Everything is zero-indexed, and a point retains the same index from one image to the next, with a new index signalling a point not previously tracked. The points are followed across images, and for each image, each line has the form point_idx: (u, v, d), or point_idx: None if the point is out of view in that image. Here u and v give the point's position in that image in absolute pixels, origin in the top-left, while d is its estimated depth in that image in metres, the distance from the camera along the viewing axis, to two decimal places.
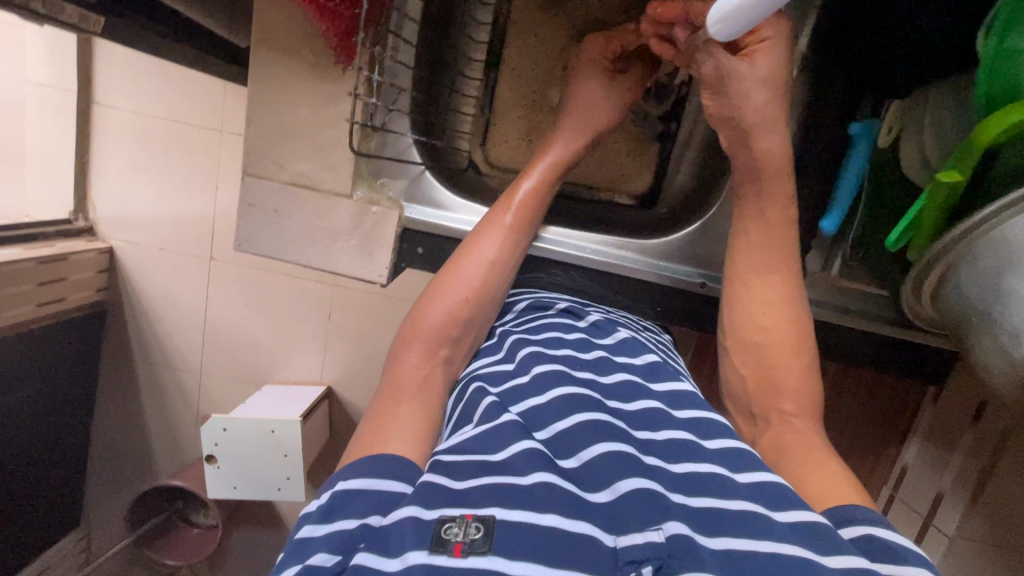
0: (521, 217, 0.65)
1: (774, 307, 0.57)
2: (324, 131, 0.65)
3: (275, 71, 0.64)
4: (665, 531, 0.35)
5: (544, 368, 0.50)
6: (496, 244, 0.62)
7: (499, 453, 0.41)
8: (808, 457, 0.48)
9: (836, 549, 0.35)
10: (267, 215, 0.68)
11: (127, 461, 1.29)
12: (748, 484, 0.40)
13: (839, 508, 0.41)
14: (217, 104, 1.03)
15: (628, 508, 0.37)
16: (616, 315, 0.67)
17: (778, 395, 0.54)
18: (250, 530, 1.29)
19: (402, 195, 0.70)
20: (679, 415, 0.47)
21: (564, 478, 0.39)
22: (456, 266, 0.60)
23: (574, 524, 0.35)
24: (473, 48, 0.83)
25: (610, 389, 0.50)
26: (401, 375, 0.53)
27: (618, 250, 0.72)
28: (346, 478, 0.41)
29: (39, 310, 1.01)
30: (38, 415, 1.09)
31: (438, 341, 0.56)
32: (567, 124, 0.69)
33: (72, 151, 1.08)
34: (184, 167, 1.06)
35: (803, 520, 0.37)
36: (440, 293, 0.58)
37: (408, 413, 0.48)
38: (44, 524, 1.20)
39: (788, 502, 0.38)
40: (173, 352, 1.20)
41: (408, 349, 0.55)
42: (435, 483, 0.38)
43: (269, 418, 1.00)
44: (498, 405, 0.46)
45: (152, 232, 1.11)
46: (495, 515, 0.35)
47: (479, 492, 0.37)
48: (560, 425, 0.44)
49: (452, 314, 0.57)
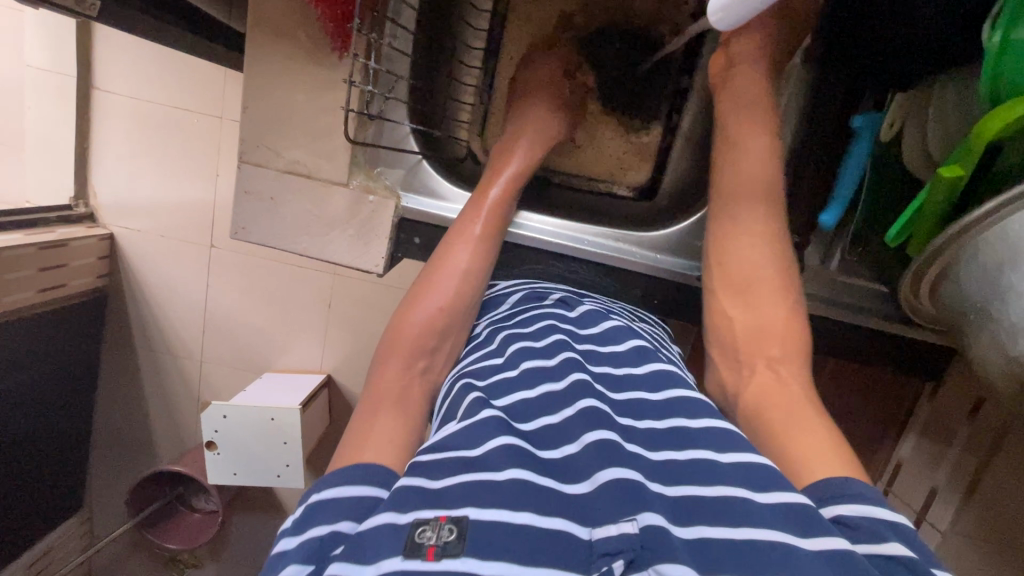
0: (490, 224, 0.65)
1: (757, 248, 0.58)
2: (321, 119, 0.65)
3: (272, 57, 0.63)
4: (638, 522, 0.35)
5: (530, 363, 0.50)
6: (469, 250, 0.62)
7: (474, 449, 0.40)
8: (790, 411, 0.48)
9: (815, 529, 0.35)
10: (264, 203, 0.68)
11: (128, 447, 1.30)
12: (731, 465, 0.40)
13: (817, 484, 0.41)
14: (217, 90, 1.02)
15: (601, 501, 0.37)
16: (614, 307, 0.65)
17: (765, 341, 0.54)
18: (250, 516, 1.30)
19: (398, 184, 0.69)
20: (660, 397, 0.48)
21: (542, 474, 0.39)
22: (430, 276, 0.60)
23: (548, 521, 0.35)
24: (472, 36, 0.82)
25: (599, 376, 0.50)
26: (380, 387, 0.51)
27: (616, 242, 0.72)
28: (318, 490, 0.40)
29: (40, 295, 1.02)
30: (39, 399, 1.10)
31: (419, 347, 0.55)
32: (527, 127, 0.72)
33: (71, 136, 1.07)
34: (183, 153, 1.06)
35: (790, 503, 0.37)
36: (418, 303, 0.58)
37: (384, 423, 0.47)
38: (46, 507, 1.22)
39: (772, 484, 0.38)
40: (173, 339, 1.20)
41: (387, 364, 0.54)
42: (410, 486, 0.38)
43: (268, 406, 1.00)
44: (483, 400, 0.46)
45: (151, 218, 1.11)
46: (468, 515, 0.35)
47: (453, 492, 0.37)
48: (545, 420, 0.45)
49: (429, 322, 0.57)
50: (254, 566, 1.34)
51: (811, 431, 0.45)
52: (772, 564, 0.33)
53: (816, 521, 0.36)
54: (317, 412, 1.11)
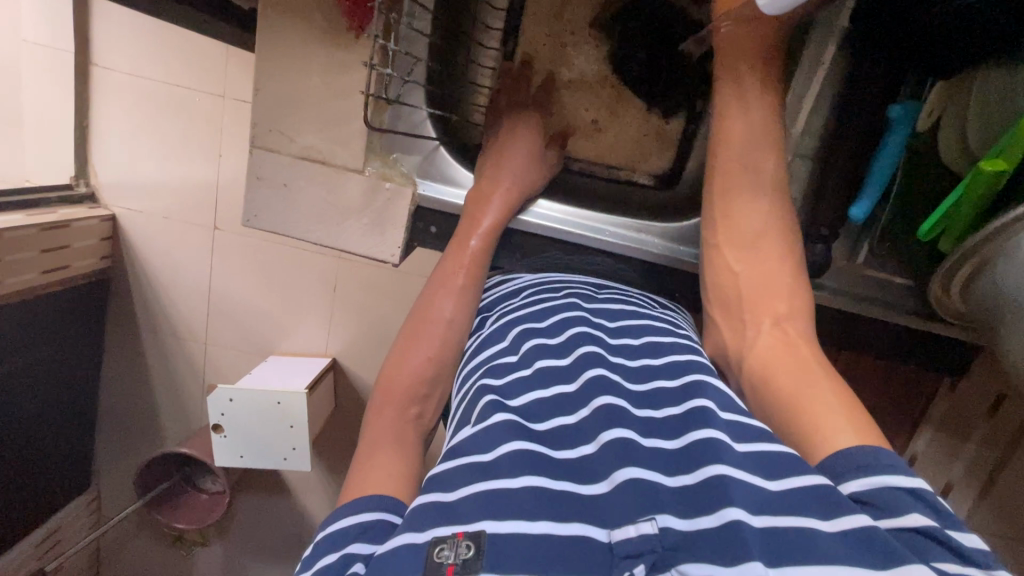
0: (472, 269, 0.63)
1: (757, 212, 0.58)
2: (334, 101, 0.62)
3: (283, 36, 0.61)
4: (658, 522, 0.34)
5: (544, 362, 0.49)
6: (453, 303, 0.61)
7: (488, 454, 0.40)
8: (800, 374, 0.46)
9: (837, 510, 0.33)
10: (275, 190, 0.66)
11: (135, 428, 1.30)
12: (747, 452, 0.38)
13: (831, 455, 0.38)
14: (220, 67, 0.99)
15: (617, 502, 0.36)
16: (632, 293, 0.65)
17: (769, 300, 0.54)
18: (256, 497, 1.31)
19: (415, 171, 0.67)
20: (677, 384, 0.46)
21: (558, 478, 0.38)
22: (417, 331, 0.59)
23: (566, 528, 0.34)
24: (490, 16, 0.80)
25: (619, 367, 0.49)
26: (376, 428, 0.51)
27: (638, 233, 0.71)
28: (324, 528, 0.41)
29: (43, 277, 1.00)
30: (44, 382, 1.09)
31: (415, 389, 0.55)
32: (503, 164, 0.69)
33: (71, 114, 1.05)
34: (186, 132, 1.03)
35: (806, 485, 0.35)
36: (408, 353, 0.58)
37: (383, 460, 0.46)
38: (55, 487, 1.22)
39: (788, 468, 0.37)
40: (178, 322, 1.19)
41: (379, 412, 0.53)
42: (428, 504, 0.37)
43: (275, 389, 0.99)
44: (497, 403, 0.45)
45: (154, 199, 1.09)
46: (485, 529, 0.34)
47: (469, 503, 0.36)
48: (561, 421, 0.43)
49: (419, 372, 0.56)
50: (262, 546, 1.36)
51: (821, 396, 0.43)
52: (798, 551, 0.31)
53: (835, 502, 0.34)
54: (323, 395, 1.10)
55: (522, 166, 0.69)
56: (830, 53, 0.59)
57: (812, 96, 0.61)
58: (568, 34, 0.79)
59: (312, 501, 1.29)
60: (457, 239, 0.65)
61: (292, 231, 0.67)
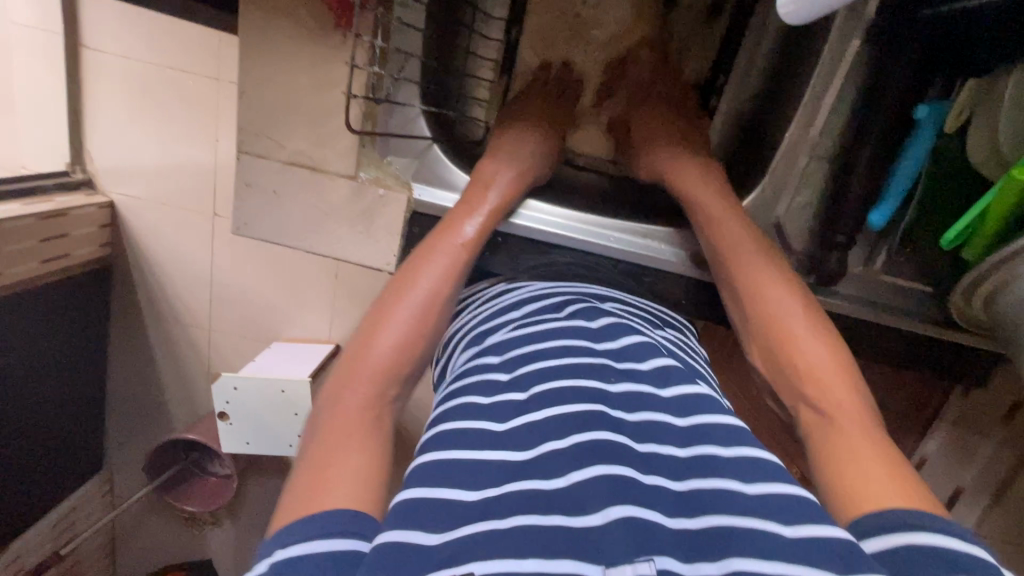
0: (453, 263, 0.58)
1: (779, 286, 0.56)
2: (326, 101, 0.60)
3: (271, 31, 0.57)
4: (657, 563, 0.33)
5: (542, 387, 0.46)
6: (429, 286, 0.56)
7: (473, 492, 0.39)
8: (853, 450, 0.44)
9: (855, 565, 0.33)
10: (267, 197, 0.64)
11: (144, 414, 1.31)
12: (758, 496, 0.38)
13: (877, 514, 0.38)
14: (212, 48, 0.95)
15: (612, 538, 0.35)
16: (635, 304, 0.64)
17: (809, 377, 0.51)
18: (264, 481, 1.32)
19: (410, 176, 0.65)
20: (685, 425, 0.45)
21: (549, 512, 0.37)
22: (387, 313, 0.54)
23: (555, 564, 0.33)
24: (491, 6, 0.79)
25: (618, 399, 0.47)
26: (338, 415, 0.47)
27: (643, 239, 0.71)
28: (284, 546, 0.37)
29: (43, 266, 0.99)
30: (49, 371, 1.09)
31: (393, 369, 0.51)
32: (507, 158, 0.67)
33: (62, 99, 1.01)
34: (179, 118, 1.00)
35: (821, 536, 0.35)
36: (378, 332, 0.53)
37: (347, 456, 0.43)
38: (66, 473, 1.24)
39: (800, 515, 0.36)
40: (181, 310, 1.18)
41: (350, 390, 0.49)
42: (393, 543, 0.36)
43: (278, 378, 0.99)
44: (487, 434, 0.43)
45: (151, 186, 1.06)
46: (473, 572, 0.33)
47: (456, 547, 0.35)
48: (549, 445, 0.41)
49: (392, 358, 0.52)
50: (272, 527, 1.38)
51: (858, 447, 0.44)
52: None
53: (859, 557, 0.34)
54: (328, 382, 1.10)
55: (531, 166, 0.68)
56: (853, 48, 0.55)
57: (830, 96, 0.57)
58: (575, 25, 0.79)
59: None
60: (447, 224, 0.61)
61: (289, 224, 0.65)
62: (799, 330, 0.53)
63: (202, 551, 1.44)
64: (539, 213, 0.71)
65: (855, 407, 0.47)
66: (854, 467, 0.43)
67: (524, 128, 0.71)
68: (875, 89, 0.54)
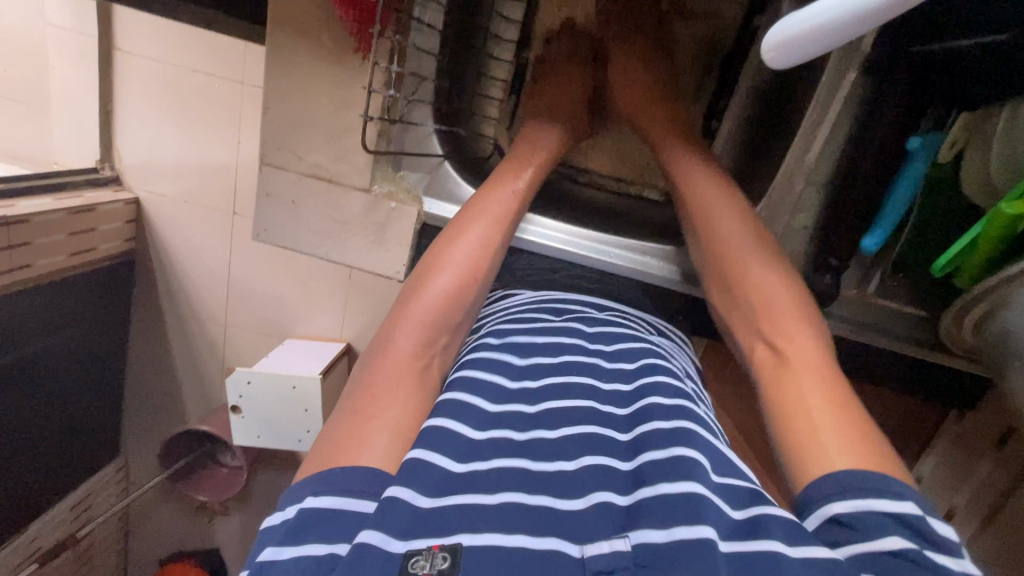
0: (503, 221, 0.62)
1: (745, 229, 0.58)
2: (342, 116, 0.63)
3: (295, 52, 0.61)
4: (631, 539, 0.36)
5: (551, 379, 0.52)
6: (480, 234, 0.60)
7: (460, 465, 0.43)
8: (804, 397, 0.44)
9: (803, 541, 0.36)
10: (285, 207, 0.68)
11: (160, 404, 1.36)
12: (721, 483, 0.41)
13: (846, 471, 0.38)
14: (236, 56, 0.99)
15: (590, 521, 0.39)
16: (632, 315, 0.67)
17: (765, 318, 0.52)
18: (272, 474, 1.36)
19: (421, 189, 0.69)
20: (670, 403, 0.48)
21: (537, 492, 0.41)
22: (438, 255, 0.58)
23: (541, 541, 0.37)
24: (503, 28, 0.81)
25: (607, 396, 0.52)
26: (390, 359, 0.50)
27: (641, 255, 0.75)
28: (316, 494, 0.39)
29: (71, 259, 1.04)
30: (73, 359, 1.14)
31: (443, 314, 0.54)
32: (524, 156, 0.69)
33: (95, 100, 1.06)
34: (203, 122, 1.05)
35: (772, 513, 0.38)
36: (428, 282, 0.56)
37: (397, 405, 0.46)
38: (84, 458, 1.29)
39: (754, 500, 0.40)
40: (198, 306, 1.23)
41: (402, 331, 0.52)
42: (398, 498, 0.38)
43: (290, 374, 1.02)
44: (484, 413, 0.48)
45: (174, 184, 1.11)
46: (462, 543, 0.36)
47: (450, 517, 0.38)
48: (541, 433, 0.47)
49: (443, 304, 0.55)
50: None
51: (808, 393, 0.44)
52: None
53: (800, 532, 0.36)
54: (337, 379, 1.13)
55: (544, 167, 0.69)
56: (849, 81, 0.56)
57: (827, 124, 0.58)
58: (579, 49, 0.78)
59: None
60: (480, 196, 0.64)
61: (306, 227, 0.68)
62: (758, 274, 0.55)
63: (211, 539, 1.48)
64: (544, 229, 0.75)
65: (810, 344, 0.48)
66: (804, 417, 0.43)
67: (537, 138, 0.71)
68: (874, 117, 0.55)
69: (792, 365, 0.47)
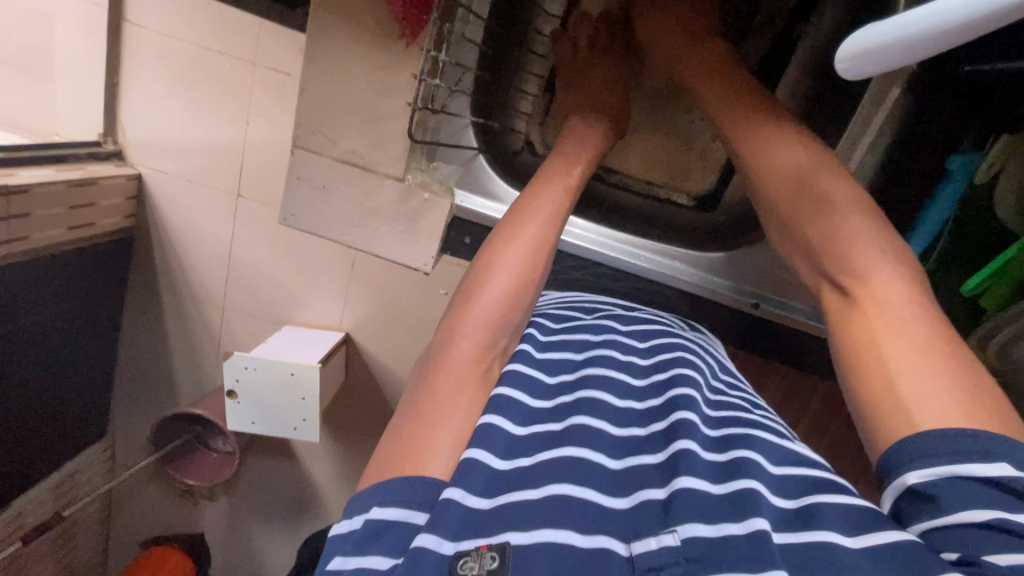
0: (556, 217, 0.60)
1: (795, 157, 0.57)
2: (377, 102, 0.65)
3: (334, 33, 0.63)
4: (679, 534, 0.37)
5: (593, 371, 0.53)
6: (536, 232, 0.58)
7: (505, 462, 0.43)
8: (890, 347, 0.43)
9: (866, 528, 0.36)
10: (315, 189, 0.69)
11: (151, 385, 1.34)
12: (782, 474, 0.43)
13: (927, 433, 0.38)
14: (251, 35, 0.97)
15: (637, 520, 0.39)
16: (664, 315, 0.71)
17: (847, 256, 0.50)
18: (263, 461, 1.35)
19: (453, 181, 0.75)
20: (716, 415, 0.51)
21: (584, 486, 0.41)
22: (492, 256, 0.56)
23: (592, 539, 0.37)
24: (544, 20, 0.81)
25: (645, 392, 0.53)
26: (453, 364, 0.48)
27: (671, 260, 0.81)
28: (380, 506, 0.39)
29: (70, 233, 1.01)
30: (66, 335, 1.11)
31: (502, 316, 0.53)
32: (568, 139, 0.68)
33: (101, 71, 1.03)
34: (214, 99, 1.02)
35: (837, 502, 0.39)
36: (483, 284, 0.54)
37: (463, 411, 0.46)
38: (71, 437, 1.26)
39: (809, 488, 0.41)
40: (198, 287, 1.21)
41: (461, 333, 0.51)
42: (452, 501, 0.39)
43: (290, 361, 1.01)
44: (524, 408, 0.48)
45: (180, 161, 1.09)
46: (510, 541, 0.37)
47: (503, 514, 0.39)
48: (579, 419, 0.47)
49: (500, 307, 0.53)
50: (266, 507, 1.40)
51: (895, 330, 0.44)
52: (811, 564, 0.35)
53: (861, 519, 0.37)
54: (335, 368, 1.12)
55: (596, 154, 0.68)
56: (894, 93, 0.63)
57: (875, 128, 0.64)
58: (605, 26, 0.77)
59: (318, 468, 1.33)
60: (531, 193, 0.62)
61: (336, 211, 0.70)
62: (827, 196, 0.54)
63: (195, 524, 1.45)
64: (576, 228, 0.81)
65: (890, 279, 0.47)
66: (882, 373, 0.42)
67: (580, 121, 0.70)
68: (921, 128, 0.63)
69: (863, 305, 0.47)
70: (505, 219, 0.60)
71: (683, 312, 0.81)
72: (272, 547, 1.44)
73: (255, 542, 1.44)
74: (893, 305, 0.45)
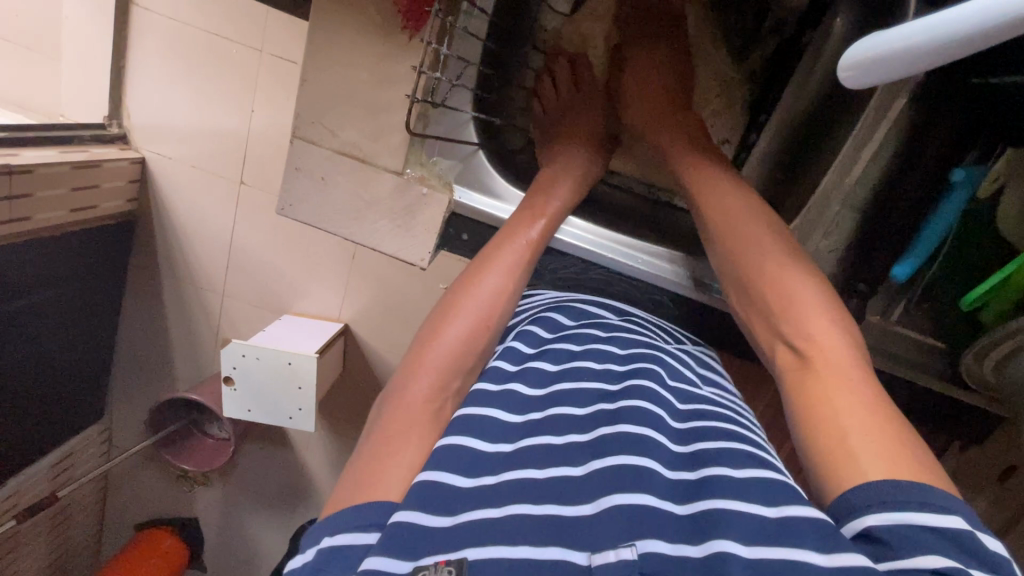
0: (516, 269, 0.62)
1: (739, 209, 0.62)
2: (379, 97, 0.65)
3: (340, 25, 0.63)
4: (637, 549, 0.37)
5: (559, 386, 0.53)
6: (496, 281, 0.61)
7: (468, 480, 0.44)
8: (848, 411, 0.45)
9: (836, 545, 0.36)
10: (313, 180, 0.70)
11: (150, 369, 1.34)
12: (745, 479, 0.42)
13: (880, 485, 0.39)
14: (257, 22, 0.96)
15: (600, 528, 0.39)
16: (650, 322, 0.69)
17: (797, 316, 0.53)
18: (258, 450, 1.35)
19: (452, 177, 0.74)
20: (682, 425, 0.50)
21: (544, 502, 0.41)
22: (455, 302, 0.59)
23: (545, 551, 0.38)
24: (549, 17, 0.82)
25: (619, 397, 0.52)
26: (405, 406, 0.51)
27: (671, 264, 0.79)
28: (333, 535, 0.42)
29: (72, 215, 1.01)
30: (65, 318, 1.11)
31: (458, 361, 0.55)
32: (554, 172, 0.73)
33: (106, 54, 1.03)
34: (218, 87, 1.02)
35: (805, 515, 0.38)
36: (442, 329, 0.57)
37: (410, 450, 0.48)
38: (71, 418, 1.26)
39: (783, 498, 0.40)
40: (198, 273, 1.21)
41: (417, 374, 0.53)
42: (403, 524, 0.40)
43: (287, 350, 1.01)
44: (497, 425, 0.49)
45: (182, 147, 1.08)
46: (468, 556, 0.38)
47: (459, 532, 0.40)
48: (549, 438, 0.47)
49: (455, 354, 0.55)
50: (261, 495, 1.40)
51: (852, 400, 0.45)
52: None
53: (834, 537, 0.36)
54: (332, 360, 1.12)
55: (563, 204, 0.70)
56: (898, 106, 0.64)
57: (874, 142, 0.66)
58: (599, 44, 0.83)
59: (313, 457, 1.33)
60: (494, 242, 0.65)
61: (336, 202, 0.71)
62: (762, 246, 0.59)
63: (188, 509, 1.46)
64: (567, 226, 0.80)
65: (840, 341, 0.50)
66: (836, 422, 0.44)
67: (566, 151, 0.75)
68: (934, 137, 0.63)
69: (816, 368, 0.49)
70: (470, 266, 0.63)
71: (680, 317, 0.81)
72: (265, 535, 1.44)
73: (248, 529, 1.45)
74: (842, 367, 0.48)
